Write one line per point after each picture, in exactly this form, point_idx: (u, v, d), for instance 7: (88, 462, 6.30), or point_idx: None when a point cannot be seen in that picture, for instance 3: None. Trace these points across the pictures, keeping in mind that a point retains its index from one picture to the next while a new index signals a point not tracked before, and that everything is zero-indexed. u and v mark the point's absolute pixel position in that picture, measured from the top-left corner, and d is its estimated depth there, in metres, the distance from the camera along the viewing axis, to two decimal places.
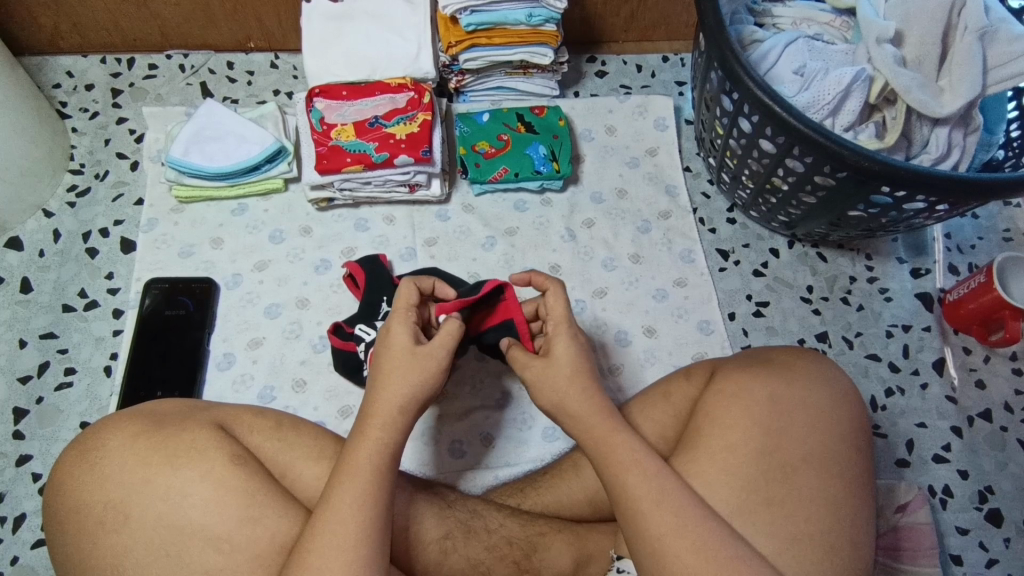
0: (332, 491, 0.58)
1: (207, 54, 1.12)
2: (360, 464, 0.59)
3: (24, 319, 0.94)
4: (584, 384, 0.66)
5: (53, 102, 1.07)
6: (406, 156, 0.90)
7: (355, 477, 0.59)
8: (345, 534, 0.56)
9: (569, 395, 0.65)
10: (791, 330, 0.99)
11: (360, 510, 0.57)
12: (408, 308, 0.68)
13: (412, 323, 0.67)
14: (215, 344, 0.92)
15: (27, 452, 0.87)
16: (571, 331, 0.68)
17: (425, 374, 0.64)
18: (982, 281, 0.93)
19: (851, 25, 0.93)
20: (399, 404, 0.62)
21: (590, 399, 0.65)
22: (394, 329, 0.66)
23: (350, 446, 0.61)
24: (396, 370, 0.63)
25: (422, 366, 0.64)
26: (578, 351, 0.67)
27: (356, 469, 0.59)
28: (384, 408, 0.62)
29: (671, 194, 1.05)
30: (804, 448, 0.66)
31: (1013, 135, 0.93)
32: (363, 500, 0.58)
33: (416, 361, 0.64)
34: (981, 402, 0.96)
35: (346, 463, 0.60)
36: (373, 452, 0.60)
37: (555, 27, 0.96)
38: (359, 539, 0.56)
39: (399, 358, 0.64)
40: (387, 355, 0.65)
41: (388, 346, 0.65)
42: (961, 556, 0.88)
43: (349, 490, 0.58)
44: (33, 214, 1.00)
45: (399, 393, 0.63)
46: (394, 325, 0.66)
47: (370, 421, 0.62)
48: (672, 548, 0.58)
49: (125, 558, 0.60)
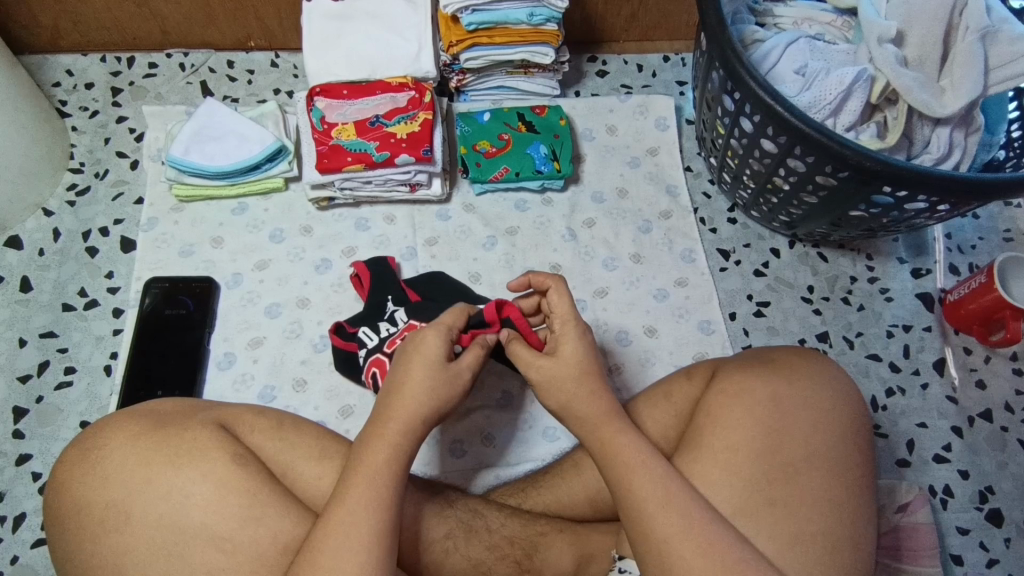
0: (343, 492, 0.58)
1: (207, 53, 1.12)
2: (377, 466, 0.59)
3: (23, 319, 0.94)
4: (594, 385, 0.66)
5: (53, 101, 1.07)
6: (407, 155, 0.90)
7: (368, 478, 0.58)
8: (356, 535, 0.56)
9: (574, 397, 0.65)
10: (791, 330, 0.99)
11: (369, 512, 0.57)
12: (449, 327, 0.68)
13: (447, 341, 0.67)
14: (215, 343, 0.92)
15: (26, 452, 0.87)
16: (579, 330, 0.68)
17: (449, 391, 0.64)
18: (983, 282, 0.93)
19: (852, 25, 0.93)
20: (421, 407, 0.62)
21: (597, 400, 0.65)
22: (429, 339, 0.66)
23: (363, 448, 0.61)
24: (425, 380, 0.63)
25: (448, 384, 0.64)
26: (585, 351, 0.67)
27: (373, 470, 0.59)
28: (403, 411, 0.62)
29: (672, 194, 1.05)
30: (806, 449, 0.66)
31: (1014, 135, 0.93)
32: (378, 503, 0.58)
33: (445, 378, 0.64)
34: (981, 402, 0.96)
35: (358, 464, 0.60)
36: (379, 453, 0.60)
37: (556, 27, 0.96)
38: (370, 539, 0.56)
39: (429, 369, 0.64)
40: (416, 362, 0.64)
41: (421, 353, 0.65)
42: (962, 556, 0.88)
43: (366, 491, 0.58)
44: (32, 213, 1.00)
45: (420, 400, 0.63)
46: (433, 335, 0.66)
47: (391, 423, 0.62)
48: (678, 550, 0.58)
49: (126, 558, 0.60)
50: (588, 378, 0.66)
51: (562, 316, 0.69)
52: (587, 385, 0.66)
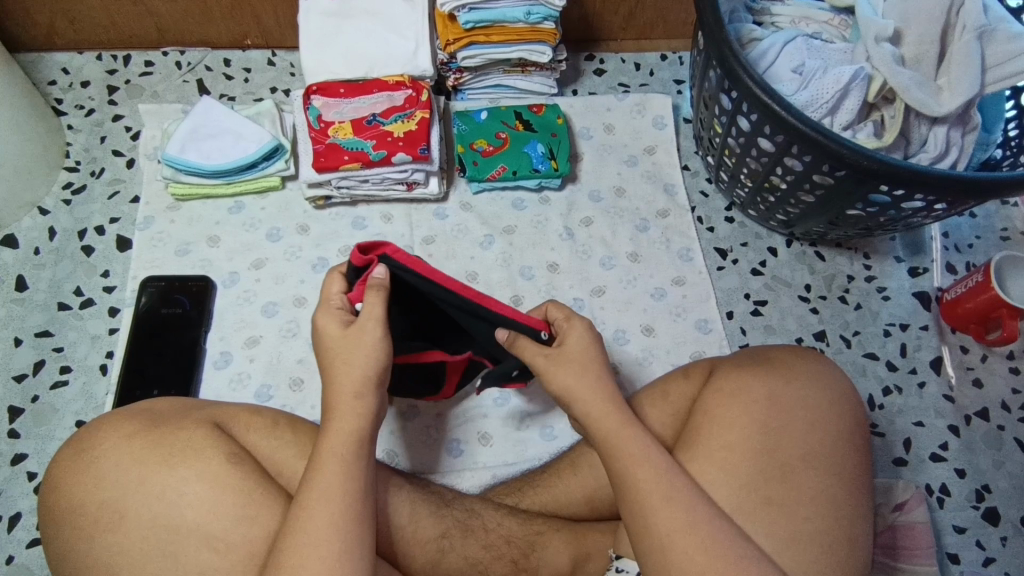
0: (304, 489, 0.58)
1: (204, 51, 1.12)
2: (326, 460, 0.59)
3: (19, 318, 0.94)
4: (596, 374, 0.65)
5: (49, 100, 1.07)
6: (405, 154, 0.90)
7: (324, 472, 0.58)
8: (318, 530, 0.56)
9: (580, 387, 0.65)
10: (788, 329, 0.99)
11: (330, 507, 0.57)
12: (329, 298, 0.66)
13: (340, 312, 0.65)
14: (211, 343, 0.92)
15: (21, 452, 0.87)
16: (585, 323, 0.68)
17: (361, 353, 0.62)
18: (979, 280, 0.93)
19: (849, 24, 0.93)
20: (354, 388, 0.62)
21: (603, 391, 0.65)
22: (322, 322, 0.65)
23: (320, 437, 0.61)
24: (337, 359, 0.62)
25: (354, 347, 0.62)
26: (592, 346, 0.67)
27: (324, 464, 0.59)
28: (340, 400, 0.61)
29: (669, 193, 1.05)
30: (804, 448, 0.66)
31: (1011, 134, 0.93)
32: (335, 494, 0.57)
33: (349, 342, 0.63)
34: (978, 401, 0.96)
35: (316, 459, 0.59)
36: (349, 445, 0.60)
37: (553, 25, 0.96)
38: (335, 531, 0.56)
39: (332, 346, 0.63)
40: (324, 348, 0.64)
41: (319, 336, 0.64)
42: (958, 555, 0.88)
43: (322, 486, 0.57)
44: (27, 212, 0.99)
45: (345, 378, 0.62)
46: (320, 316, 0.65)
47: (332, 416, 0.61)
48: (680, 546, 0.58)
49: (120, 557, 0.60)
50: (596, 370, 0.66)
51: (562, 315, 0.69)
52: (591, 376, 0.65)
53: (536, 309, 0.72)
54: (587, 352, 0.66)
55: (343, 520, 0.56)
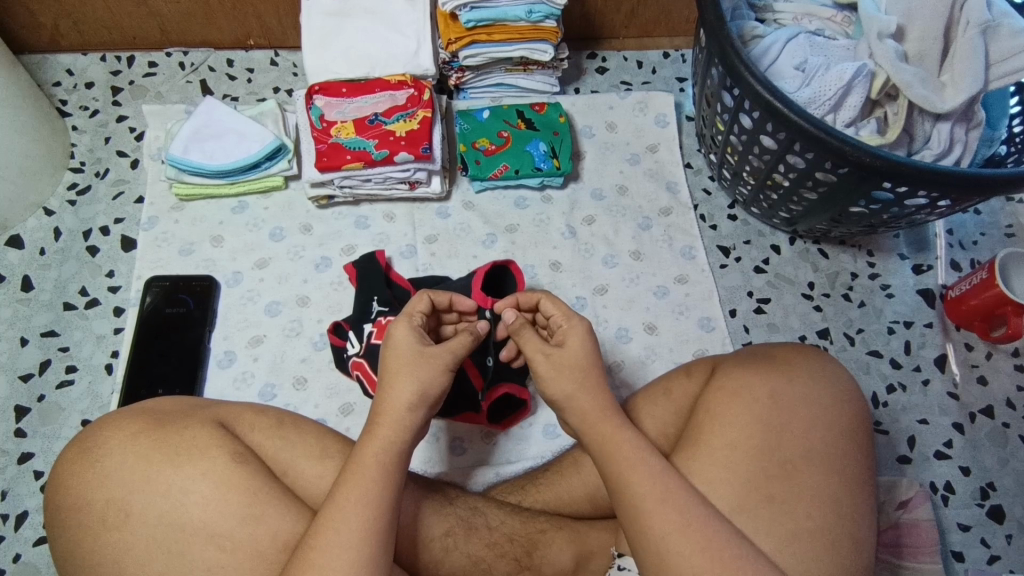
0: (337, 490, 0.58)
1: (207, 52, 1.12)
2: (366, 463, 0.60)
3: (25, 318, 0.94)
4: (592, 384, 0.66)
5: (54, 101, 1.08)
6: (406, 153, 0.90)
7: (362, 476, 0.59)
8: (346, 534, 0.56)
9: (576, 392, 0.65)
10: (792, 326, 0.98)
11: (357, 512, 0.57)
12: (413, 313, 0.70)
13: (415, 326, 0.68)
14: (215, 342, 0.92)
15: (27, 451, 0.87)
16: (585, 326, 0.68)
17: (430, 373, 0.64)
18: (984, 278, 0.92)
19: (852, 20, 0.92)
20: (409, 402, 0.63)
21: (601, 395, 0.65)
22: (396, 331, 0.67)
23: (358, 443, 0.62)
24: (402, 371, 0.64)
25: (429, 364, 0.65)
26: (589, 349, 0.67)
27: (364, 469, 0.59)
28: (394, 407, 0.62)
29: (672, 191, 1.05)
30: (805, 445, 0.66)
31: (1016, 130, 0.91)
32: (362, 498, 0.58)
33: (422, 359, 0.65)
34: (982, 399, 0.95)
35: (354, 462, 0.60)
36: (392, 449, 0.61)
37: (555, 23, 0.95)
38: (344, 531, 0.56)
39: (405, 358, 0.65)
40: (390, 357, 0.65)
41: (392, 344, 0.66)
42: (962, 553, 0.87)
43: (356, 488, 0.58)
44: (33, 213, 1.00)
45: (405, 391, 0.63)
46: (398, 327, 0.67)
47: (379, 421, 0.62)
48: (675, 549, 0.58)
49: (125, 554, 0.60)
50: (592, 376, 0.66)
51: (561, 313, 0.70)
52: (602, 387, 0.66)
53: (526, 294, 0.73)
54: (590, 356, 0.67)
55: (372, 517, 0.57)
